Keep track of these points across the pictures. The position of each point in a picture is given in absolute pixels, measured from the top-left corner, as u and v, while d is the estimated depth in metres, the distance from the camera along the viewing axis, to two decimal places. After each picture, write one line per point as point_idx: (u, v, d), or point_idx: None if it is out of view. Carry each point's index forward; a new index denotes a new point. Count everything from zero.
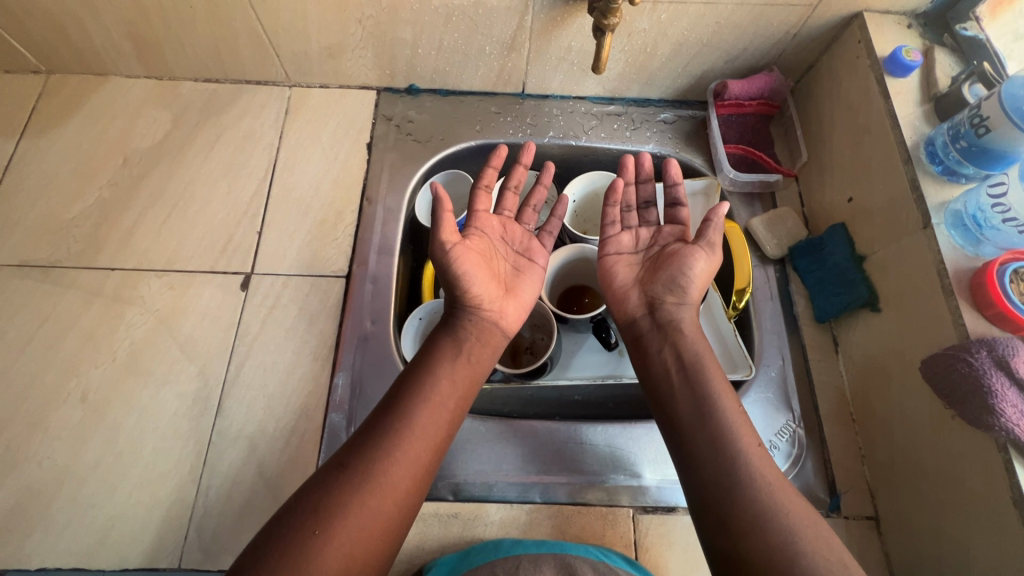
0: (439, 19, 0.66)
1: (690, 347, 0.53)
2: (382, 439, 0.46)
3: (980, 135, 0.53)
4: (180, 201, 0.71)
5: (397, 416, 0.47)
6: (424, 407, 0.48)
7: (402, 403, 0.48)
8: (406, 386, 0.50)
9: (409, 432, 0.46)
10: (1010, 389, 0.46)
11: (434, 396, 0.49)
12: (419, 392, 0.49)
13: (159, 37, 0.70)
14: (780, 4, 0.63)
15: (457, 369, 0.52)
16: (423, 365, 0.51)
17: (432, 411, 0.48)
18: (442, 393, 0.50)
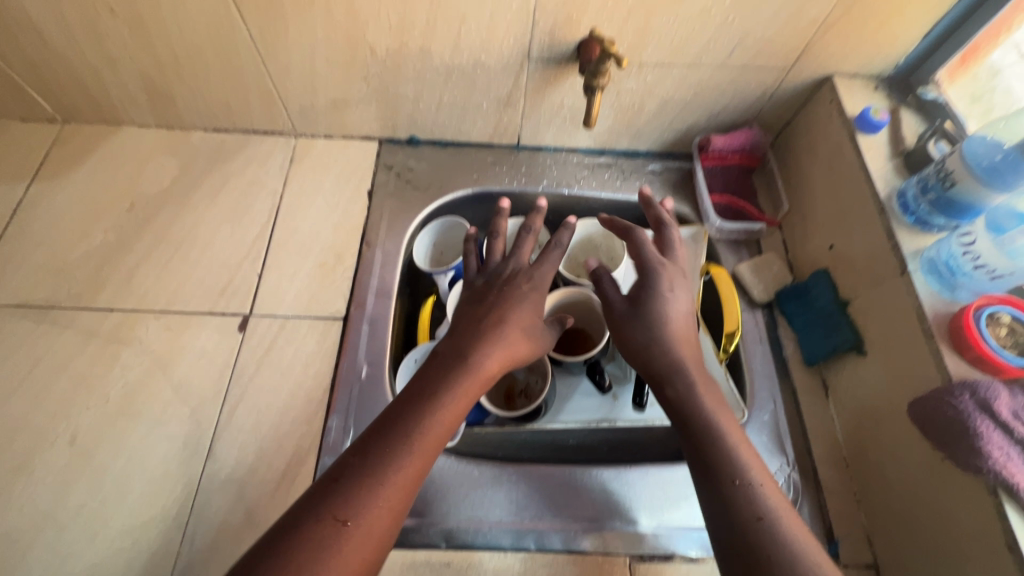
0: (440, 77, 0.71)
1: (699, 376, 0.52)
2: (370, 484, 0.41)
3: (947, 187, 0.56)
4: (183, 244, 0.73)
5: (390, 454, 0.43)
6: (420, 443, 0.44)
7: (393, 438, 0.44)
8: (401, 419, 0.45)
9: (400, 470, 0.43)
10: (996, 431, 0.47)
11: (431, 433, 0.45)
12: (417, 426, 0.45)
13: (174, 89, 0.74)
14: (757, 67, 0.69)
15: (457, 402, 0.48)
16: (423, 396, 0.48)
17: (426, 450, 0.45)
18: (438, 427, 0.46)
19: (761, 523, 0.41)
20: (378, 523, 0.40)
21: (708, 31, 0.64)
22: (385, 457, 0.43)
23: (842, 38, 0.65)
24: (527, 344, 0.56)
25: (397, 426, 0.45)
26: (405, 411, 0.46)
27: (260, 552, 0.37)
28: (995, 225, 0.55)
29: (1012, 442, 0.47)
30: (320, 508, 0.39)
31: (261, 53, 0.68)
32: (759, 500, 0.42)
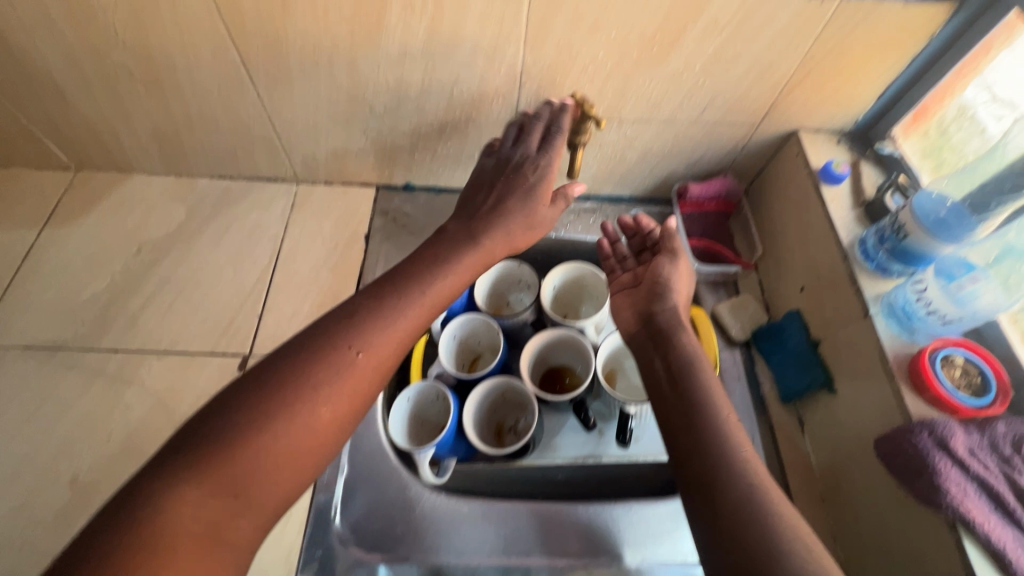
0: (434, 131, 0.76)
1: (688, 343, 0.57)
2: (350, 350, 0.47)
3: (901, 239, 0.59)
4: (186, 286, 0.76)
5: (370, 326, 0.49)
6: (397, 318, 0.51)
7: (372, 314, 0.50)
8: (380, 299, 0.52)
9: (376, 335, 0.49)
10: (952, 468, 0.50)
11: (406, 316, 0.52)
12: (393, 307, 0.51)
13: (184, 140, 0.79)
14: (727, 123, 0.74)
15: (434, 294, 0.55)
16: (403, 285, 0.54)
17: (401, 321, 0.51)
18: (414, 313, 0.52)
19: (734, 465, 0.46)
20: (353, 379, 0.47)
21: (681, 91, 0.69)
22: (362, 325, 0.49)
23: (804, 98, 0.71)
24: (525, 235, 0.65)
25: (377, 305, 0.51)
26: (384, 297, 0.52)
27: (252, 392, 0.44)
28: (946, 273, 0.57)
29: (969, 478, 0.50)
30: (307, 363, 0.46)
31: (267, 108, 0.73)
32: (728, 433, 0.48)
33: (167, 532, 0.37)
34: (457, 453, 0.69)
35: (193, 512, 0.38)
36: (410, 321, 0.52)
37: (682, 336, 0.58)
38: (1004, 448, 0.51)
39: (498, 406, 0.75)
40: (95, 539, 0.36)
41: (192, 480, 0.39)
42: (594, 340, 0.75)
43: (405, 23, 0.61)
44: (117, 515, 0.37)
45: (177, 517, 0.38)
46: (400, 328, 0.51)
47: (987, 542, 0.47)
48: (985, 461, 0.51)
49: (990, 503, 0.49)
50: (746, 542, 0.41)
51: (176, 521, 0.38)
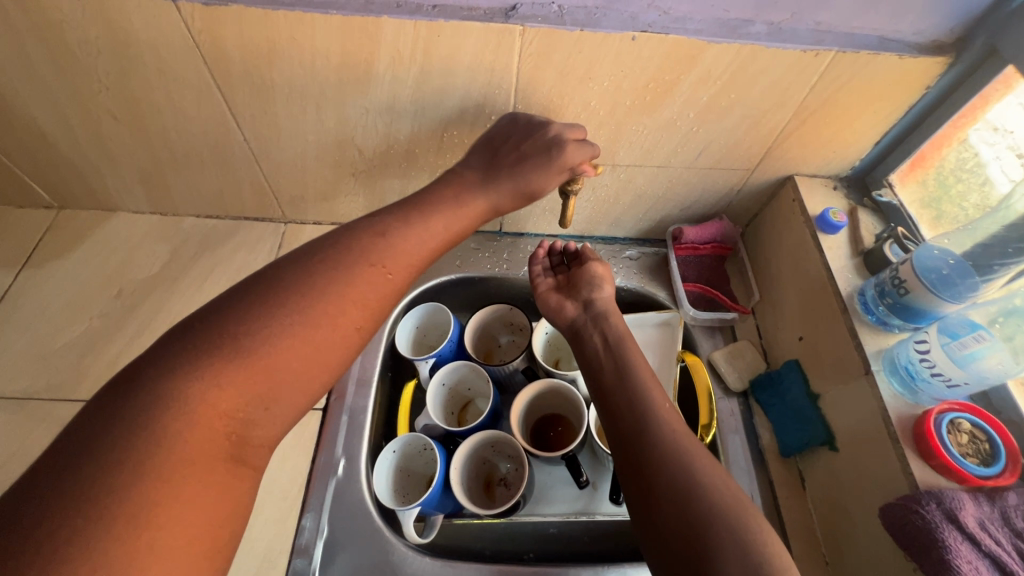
0: (425, 174, 0.75)
1: (618, 327, 0.62)
2: (372, 267, 0.49)
3: (902, 295, 0.58)
4: (167, 331, 0.74)
5: (394, 244, 0.52)
6: (417, 242, 0.54)
7: (393, 235, 0.52)
8: (398, 223, 0.54)
9: (397, 249, 0.52)
10: (963, 543, 0.47)
11: (425, 233, 0.55)
12: (412, 230, 0.54)
13: (170, 181, 0.77)
14: (722, 169, 0.73)
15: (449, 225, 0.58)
16: (418, 211, 0.56)
17: (424, 241, 0.55)
18: (429, 233, 0.56)
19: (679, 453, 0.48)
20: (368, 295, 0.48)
21: (675, 138, 0.68)
22: (382, 247, 0.51)
23: (800, 144, 0.70)
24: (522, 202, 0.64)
25: (396, 230, 0.53)
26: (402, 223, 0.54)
27: (268, 302, 0.44)
28: (949, 331, 0.55)
29: (981, 555, 0.47)
30: (328, 276, 0.47)
31: (254, 151, 0.72)
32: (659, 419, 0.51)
33: (179, 447, 0.37)
34: (445, 509, 0.66)
35: (214, 431, 0.39)
36: (430, 237, 0.55)
37: (613, 320, 0.63)
38: (1017, 522, 0.49)
39: (488, 456, 0.72)
40: (101, 442, 0.35)
41: (214, 384, 0.39)
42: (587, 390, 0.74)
43: (394, 73, 0.60)
44: (113, 420, 0.36)
45: (200, 425, 0.38)
46: (418, 248, 0.54)
47: None
48: (998, 536, 0.48)
49: None
50: (693, 504, 0.45)
51: (203, 431, 0.38)
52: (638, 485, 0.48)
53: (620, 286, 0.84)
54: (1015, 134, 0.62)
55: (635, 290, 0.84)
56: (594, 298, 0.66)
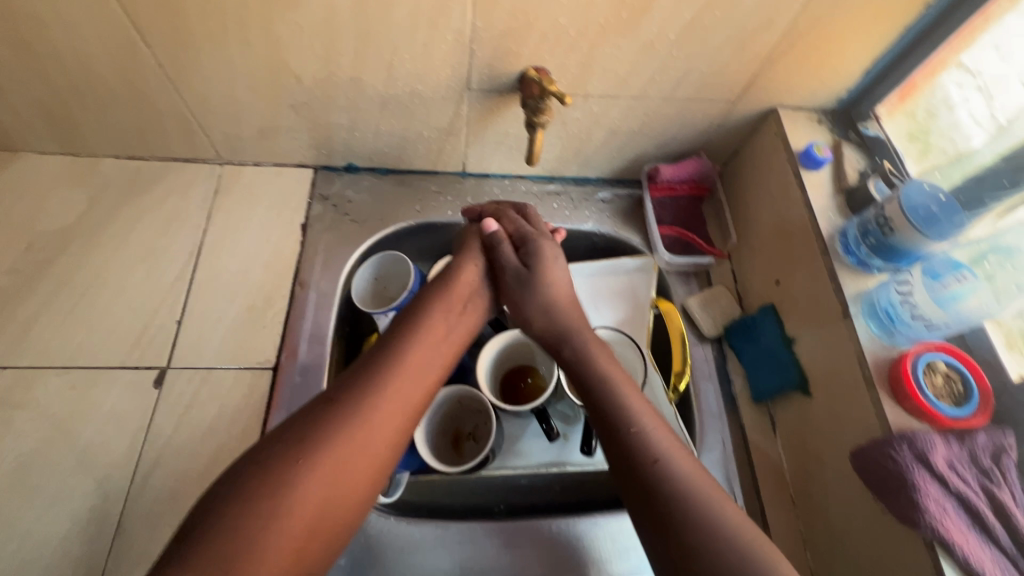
0: (375, 107, 0.66)
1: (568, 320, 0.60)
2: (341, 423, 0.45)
3: (887, 234, 0.56)
4: (90, 288, 0.66)
5: (369, 385, 0.48)
6: (401, 386, 0.49)
7: (357, 394, 0.47)
8: (358, 390, 0.47)
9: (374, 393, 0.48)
10: (932, 483, 0.47)
11: (390, 403, 0.48)
12: (367, 409, 0.47)
13: (77, 117, 0.67)
14: (703, 100, 0.67)
15: (441, 333, 0.56)
16: (397, 362, 0.51)
17: (412, 377, 0.50)
18: (388, 419, 0.47)
19: (654, 466, 0.45)
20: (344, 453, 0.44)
21: (652, 65, 0.62)
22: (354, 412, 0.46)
23: (786, 72, 0.64)
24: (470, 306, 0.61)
25: (359, 389, 0.48)
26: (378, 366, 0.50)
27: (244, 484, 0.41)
28: (931, 272, 0.55)
29: (949, 495, 0.47)
30: (305, 433, 0.44)
31: (173, 79, 0.62)
32: (631, 408, 0.50)
33: None
34: (411, 467, 0.64)
35: None
36: (395, 407, 0.48)
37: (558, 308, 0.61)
38: (983, 460, 0.49)
39: (456, 411, 0.68)
40: None
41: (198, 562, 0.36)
42: None
43: None
44: None
45: None
46: (381, 433, 0.46)
47: (964, 564, 0.45)
48: (964, 474, 0.48)
49: (968, 520, 0.47)
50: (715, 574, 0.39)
51: None
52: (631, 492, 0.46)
53: (592, 232, 0.79)
54: (986, 77, 0.61)
55: (608, 235, 0.79)
56: (535, 265, 0.62)
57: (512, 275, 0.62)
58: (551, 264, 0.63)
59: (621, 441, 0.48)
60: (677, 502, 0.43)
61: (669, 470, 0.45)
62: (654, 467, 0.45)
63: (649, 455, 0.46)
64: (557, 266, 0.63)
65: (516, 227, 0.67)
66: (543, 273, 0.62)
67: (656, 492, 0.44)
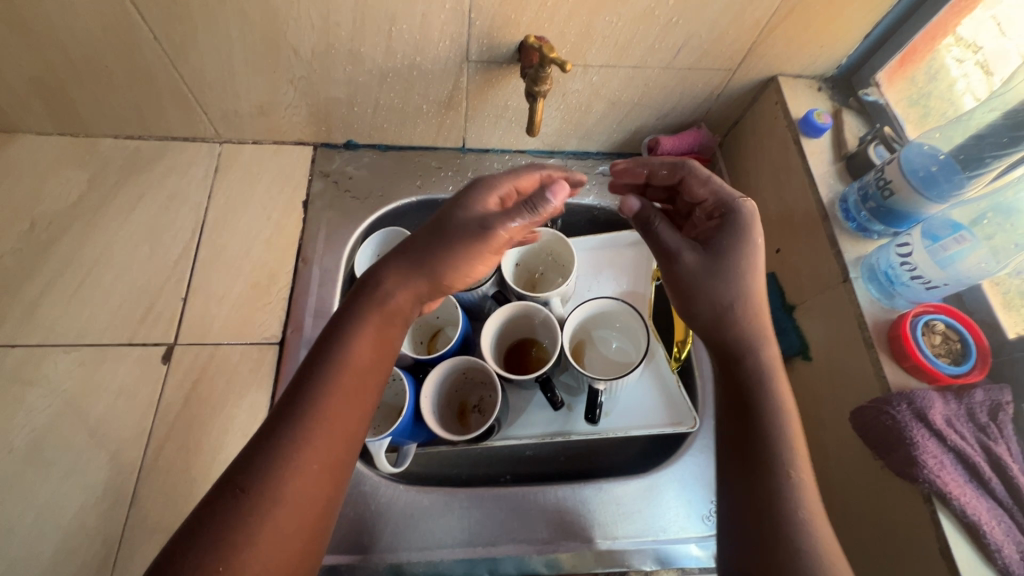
0: (373, 80, 0.66)
1: (757, 327, 0.47)
2: (237, 498, 0.37)
3: (886, 197, 0.56)
4: (95, 268, 0.66)
5: (286, 450, 0.39)
6: (311, 440, 0.40)
7: (264, 457, 0.39)
8: (260, 455, 0.39)
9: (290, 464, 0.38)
10: (930, 440, 0.48)
11: (303, 460, 0.39)
12: (276, 476, 0.38)
13: (73, 95, 0.66)
14: (702, 69, 0.67)
15: (356, 361, 0.44)
16: (300, 412, 0.41)
17: (338, 420, 0.41)
18: (308, 477, 0.39)
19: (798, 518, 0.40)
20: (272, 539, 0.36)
21: (652, 33, 0.61)
22: (258, 484, 0.38)
23: (786, 40, 0.64)
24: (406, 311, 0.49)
25: (261, 453, 0.39)
26: (283, 420, 0.40)
27: None
28: (930, 234, 0.53)
29: (946, 449, 0.48)
30: (213, 528, 0.36)
31: (168, 55, 0.61)
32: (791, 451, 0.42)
33: None
34: (417, 439, 0.64)
35: None
36: (311, 461, 0.39)
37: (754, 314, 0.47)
38: (981, 416, 0.50)
39: (460, 384, 0.69)
40: None
41: None
42: (561, 313, 0.71)
43: None
44: None
45: None
46: (298, 498, 0.38)
47: (961, 515, 0.45)
48: (962, 430, 0.49)
49: (966, 474, 0.48)
50: None
51: None
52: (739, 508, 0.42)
53: (593, 205, 0.79)
54: (985, 52, 0.61)
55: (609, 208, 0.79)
56: (722, 248, 0.49)
57: (681, 260, 0.50)
58: (745, 247, 0.48)
59: (765, 477, 0.41)
60: (806, 543, 0.39)
61: (809, 526, 0.39)
62: (794, 511, 0.40)
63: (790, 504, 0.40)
64: (750, 243, 0.48)
65: (712, 193, 0.51)
66: (734, 257, 0.48)
67: (779, 521, 0.40)
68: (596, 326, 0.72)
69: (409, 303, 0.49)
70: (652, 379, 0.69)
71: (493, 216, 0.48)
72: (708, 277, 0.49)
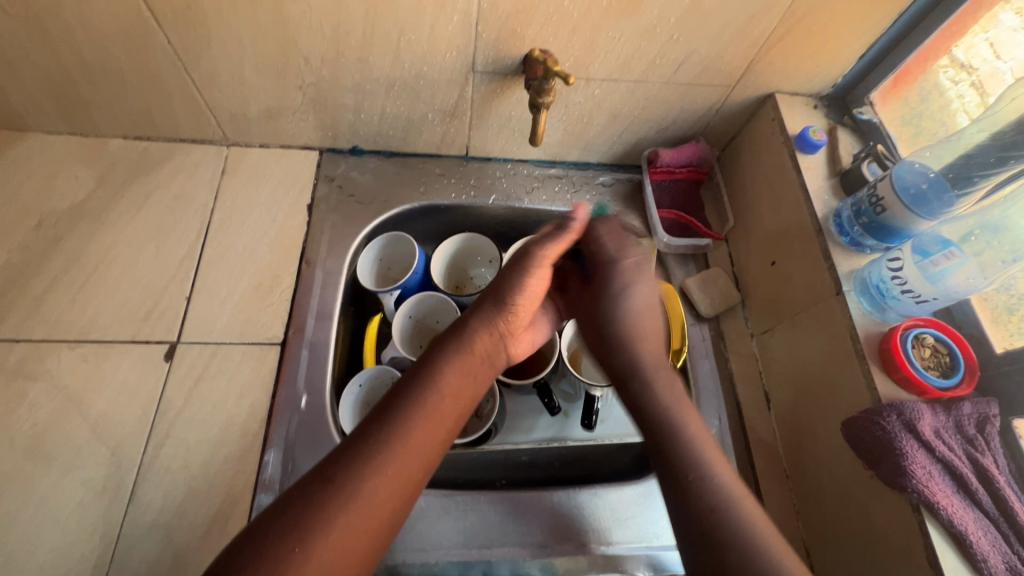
0: (380, 88, 0.68)
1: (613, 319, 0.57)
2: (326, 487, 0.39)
3: (878, 213, 0.58)
4: (100, 265, 0.67)
5: (375, 454, 0.41)
6: (405, 448, 0.43)
7: (359, 452, 0.41)
8: (360, 451, 0.41)
9: (376, 468, 0.41)
10: (919, 450, 0.49)
11: (392, 467, 0.41)
12: (367, 476, 0.40)
13: (86, 96, 0.68)
14: (702, 85, 0.69)
15: (452, 383, 0.48)
16: (401, 420, 0.44)
17: (423, 438, 0.44)
18: (394, 487, 0.41)
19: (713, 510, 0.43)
20: (350, 536, 0.38)
21: (654, 48, 0.63)
22: (353, 478, 0.40)
23: (783, 58, 0.66)
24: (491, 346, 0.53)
25: (355, 449, 0.42)
26: (382, 421, 0.43)
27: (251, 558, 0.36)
28: (921, 250, 0.55)
29: (934, 460, 0.49)
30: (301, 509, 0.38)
31: (181, 58, 0.62)
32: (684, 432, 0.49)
33: None
34: None
35: None
36: (398, 470, 0.42)
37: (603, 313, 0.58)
38: (968, 428, 0.51)
39: None
40: None
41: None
42: (560, 320, 0.72)
43: None
44: None
45: None
46: (380, 506, 0.40)
47: (948, 525, 0.46)
48: (949, 441, 0.50)
49: (953, 485, 0.49)
50: None
51: None
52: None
53: None
54: (979, 74, 0.62)
55: None
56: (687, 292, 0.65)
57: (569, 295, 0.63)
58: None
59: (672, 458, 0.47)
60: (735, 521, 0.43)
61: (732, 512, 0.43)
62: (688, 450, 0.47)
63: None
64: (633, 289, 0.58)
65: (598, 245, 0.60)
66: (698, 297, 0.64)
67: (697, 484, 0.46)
68: None
69: (490, 340, 0.53)
70: None
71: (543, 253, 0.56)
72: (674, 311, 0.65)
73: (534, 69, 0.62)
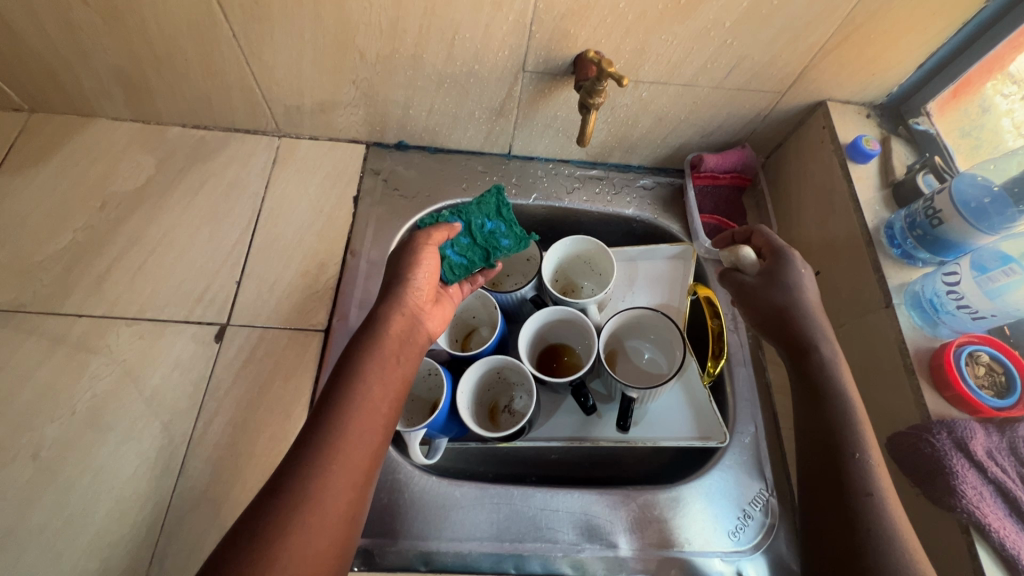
0: (431, 85, 0.69)
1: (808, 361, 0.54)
2: (279, 498, 0.41)
3: (935, 226, 0.57)
4: (158, 247, 0.70)
5: (315, 460, 0.43)
6: (346, 450, 0.45)
7: (303, 462, 0.43)
8: (301, 464, 0.43)
9: (325, 472, 0.43)
10: (970, 470, 0.48)
11: (338, 468, 0.44)
12: (316, 487, 0.42)
13: (151, 84, 0.71)
14: (752, 90, 0.68)
15: (377, 378, 0.49)
16: (333, 430, 0.45)
17: (358, 436, 0.46)
18: (347, 486, 0.44)
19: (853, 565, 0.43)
20: (319, 533, 0.41)
21: (706, 52, 0.63)
22: (301, 490, 0.42)
23: (838, 66, 0.65)
24: (410, 334, 0.54)
25: (301, 458, 0.43)
26: (315, 431, 0.45)
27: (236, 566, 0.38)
28: (978, 264, 0.54)
29: (986, 481, 0.48)
30: (268, 518, 0.40)
31: (243, 51, 0.64)
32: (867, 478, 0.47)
33: None
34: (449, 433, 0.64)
35: None
36: (345, 469, 0.44)
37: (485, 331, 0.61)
38: None
39: (493, 384, 0.70)
40: None
41: None
42: (597, 320, 0.71)
43: None
44: None
45: None
46: (339, 509, 0.43)
47: (1000, 548, 0.45)
48: (1003, 463, 0.49)
49: (1005, 507, 0.48)
50: None
51: None
52: (824, 497, 0.48)
53: (632, 217, 0.81)
54: None
55: (647, 221, 0.81)
56: (779, 272, 0.58)
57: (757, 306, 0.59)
58: (803, 277, 0.57)
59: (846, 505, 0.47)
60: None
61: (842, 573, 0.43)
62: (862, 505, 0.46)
63: (863, 487, 0.47)
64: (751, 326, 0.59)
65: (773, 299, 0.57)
66: (794, 280, 0.57)
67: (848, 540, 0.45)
68: (628, 336, 0.73)
69: (405, 328, 0.54)
70: (683, 393, 0.70)
71: (429, 249, 0.58)
72: (769, 293, 0.58)
73: (585, 71, 0.63)
